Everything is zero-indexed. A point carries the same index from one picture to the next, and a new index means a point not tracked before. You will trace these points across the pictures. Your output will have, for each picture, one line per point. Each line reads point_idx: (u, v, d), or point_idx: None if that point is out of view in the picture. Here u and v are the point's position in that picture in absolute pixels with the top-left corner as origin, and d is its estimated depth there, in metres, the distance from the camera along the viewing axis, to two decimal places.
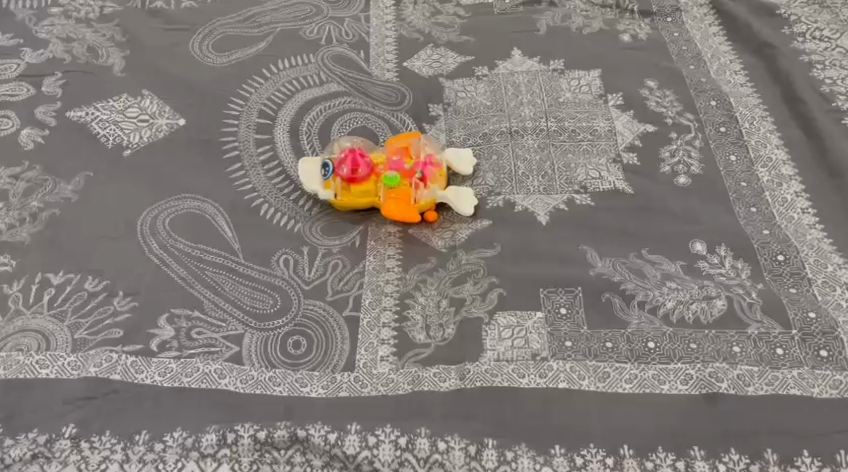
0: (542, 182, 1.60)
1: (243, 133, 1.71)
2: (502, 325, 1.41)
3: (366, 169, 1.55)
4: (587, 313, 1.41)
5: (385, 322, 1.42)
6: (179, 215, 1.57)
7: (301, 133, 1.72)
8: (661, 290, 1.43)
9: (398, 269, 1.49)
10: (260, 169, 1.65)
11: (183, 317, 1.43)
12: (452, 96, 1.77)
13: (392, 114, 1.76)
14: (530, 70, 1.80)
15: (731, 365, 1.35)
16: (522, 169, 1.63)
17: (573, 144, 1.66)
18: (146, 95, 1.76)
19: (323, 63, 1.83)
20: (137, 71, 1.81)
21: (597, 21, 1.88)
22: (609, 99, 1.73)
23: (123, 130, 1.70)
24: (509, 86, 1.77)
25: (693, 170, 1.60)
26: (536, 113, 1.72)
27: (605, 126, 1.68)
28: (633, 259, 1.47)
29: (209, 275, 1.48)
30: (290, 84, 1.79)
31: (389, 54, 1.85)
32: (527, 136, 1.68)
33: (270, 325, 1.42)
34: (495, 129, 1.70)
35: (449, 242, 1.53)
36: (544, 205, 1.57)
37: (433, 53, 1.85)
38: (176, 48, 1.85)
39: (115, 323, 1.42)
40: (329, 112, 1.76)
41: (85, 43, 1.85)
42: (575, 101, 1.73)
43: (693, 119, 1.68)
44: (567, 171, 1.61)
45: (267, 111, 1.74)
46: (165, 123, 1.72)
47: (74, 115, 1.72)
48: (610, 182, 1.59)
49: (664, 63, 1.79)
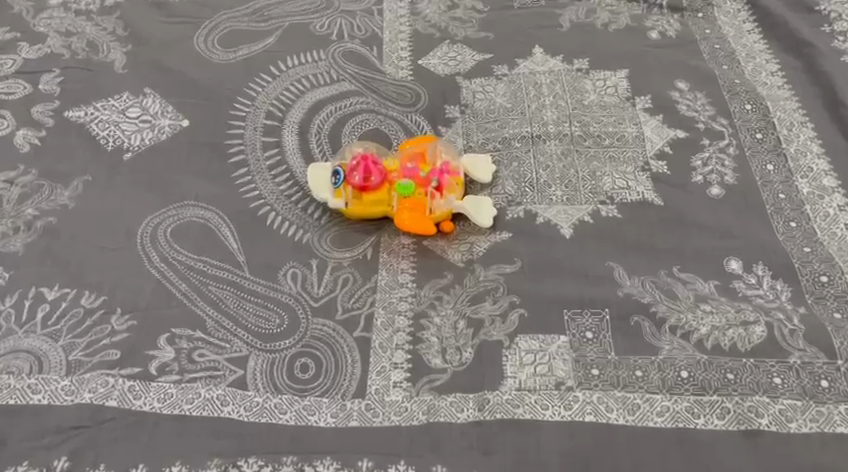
0: (566, 192, 1.52)
1: (250, 136, 1.62)
2: (524, 349, 1.31)
3: (379, 177, 1.48)
4: (614, 338, 1.31)
5: (399, 344, 1.34)
6: (182, 224, 1.49)
7: (310, 135, 1.63)
8: (695, 314, 1.33)
9: (412, 285, 1.41)
10: (267, 175, 1.57)
11: (185, 338, 1.34)
12: (470, 96, 1.69)
13: (406, 116, 1.67)
14: (552, 69, 1.71)
15: (772, 398, 1.26)
16: (544, 177, 1.55)
17: (598, 150, 1.57)
18: (149, 94, 1.67)
19: (334, 61, 1.75)
20: (139, 67, 1.72)
21: (624, 17, 1.80)
22: (636, 102, 1.64)
23: (123, 132, 1.61)
24: (530, 86, 1.68)
25: (727, 180, 1.51)
26: (559, 116, 1.63)
27: (633, 131, 1.59)
28: (663, 277, 1.38)
29: (213, 290, 1.40)
30: (299, 83, 1.71)
31: (404, 51, 1.77)
32: (549, 141, 1.59)
33: (277, 346, 1.34)
34: (515, 134, 1.61)
35: (465, 256, 1.45)
36: (567, 216, 1.49)
37: (450, 50, 1.77)
38: (180, 43, 1.77)
39: (112, 344, 1.34)
40: (340, 113, 1.67)
41: (85, 38, 1.76)
42: (600, 104, 1.64)
43: (727, 124, 1.59)
44: (593, 180, 1.53)
45: (275, 112, 1.66)
46: (167, 123, 1.63)
47: (72, 115, 1.63)
48: (639, 193, 1.51)
49: (695, 62, 1.71)
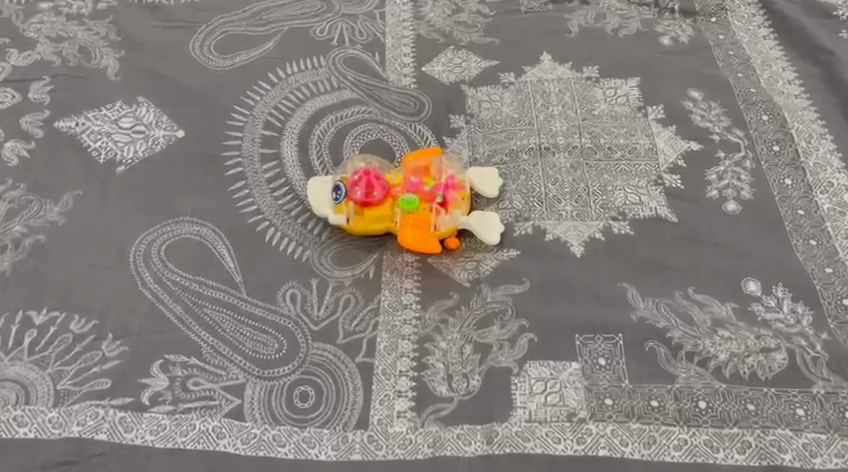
0: (576, 207, 1.47)
1: (247, 147, 1.56)
2: (534, 377, 1.26)
3: (381, 193, 1.44)
4: (628, 364, 1.26)
5: (403, 370, 1.28)
6: (177, 241, 1.43)
7: (310, 146, 1.57)
8: (713, 340, 1.27)
9: (416, 307, 1.36)
10: (265, 188, 1.51)
11: (179, 365, 1.29)
12: (475, 105, 1.63)
13: (410, 125, 1.61)
14: (561, 77, 1.65)
15: (795, 432, 1.20)
16: (553, 191, 1.49)
17: (609, 163, 1.52)
18: (143, 103, 1.61)
19: (335, 68, 1.69)
20: (133, 74, 1.66)
21: (635, 22, 1.75)
22: (648, 112, 1.58)
23: (116, 144, 1.55)
24: (538, 95, 1.62)
25: (743, 195, 1.45)
26: (568, 127, 1.57)
27: (645, 143, 1.54)
28: (678, 299, 1.32)
29: (208, 313, 1.34)
30: (298, 91, 1.65)
31: (407, 57, 1.71)
32: (558, 154, 1.54)
33: (275, 373, 1.28)
34: (522, 145, 1.56)
35: (471, 275, 1.40)
36: (578, 233, 1.43)
37: (455, 56, 1.71)
38: (175, 49, 1.71)
39: (103, 372, 1.28)
40: (341, 123, 1.61)
41: (76, 43, 1.70)
42: (611, 114, 1.58)
43: (743, 136, 1.54)
44: (604, 195, 1.48)
45: (274, 122, 1.60)
46: (162, 134, 1.57)
47: (63, 125, 1.57)
48: (652, 208, 1.45)
49: (708, 70, 1.65)
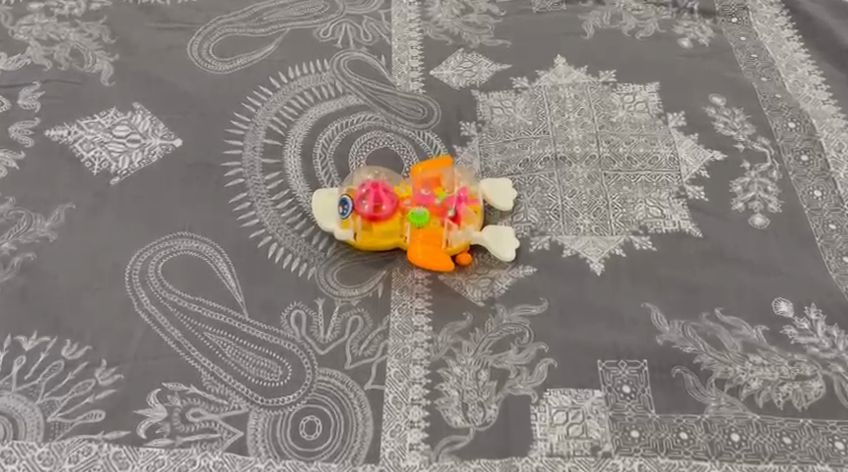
0: (594, 220, 1.40)
1: (248, 157, 1.49)
2: (554, 406, 1.19)
3: (390, 205, 1.36)
4: (654, 392, 1.20)
5: (415, 399, 1.21)
6: (175, 259, 1.35)
7: (314, 155, 1.50)
8: (744, 367, 1.21)
9: (428, 329, 1.29)
10: (268, 201, 1.44)
11: (177, 394, 1.22)
12: (487, 111, 1.55)
13: (418, 133, 1.54)
14: (577, 82, 1.57)
15: (835, 467, 1.14)
16: (570, 204, 1.42)
17: (629, 174, 1.45)
18: (138, 110, 1.54)
19: (339, 72, 1.62)
20: (127, 80, 1.58)
21: (652, 23, 1.67)
22: (668, 119, 1.51)
23: (110, 154, 1.47)
24: (553, 101, 1.55)
25: (771, 208, 1.38)
26: (585, 136, 1.50)
27: (666, 152, 1.46)
28: (705, 322, 1.26)
29: (208, 337, 1.27)
30: (301, 97, 1.57)
31: (415, 60, 1.64)
32: (575, 164, 1.46)
33: (279, 402, 1.21)
34: (537, 155, 1.48)
35: (485, 293, 1.33)
36: (597, 249, 1.36)
37: (464, 59, 1.63)
38: (172, 52, 1.63)
39: (96, 402, 1.21)
40: (347, 131, 1.53)
41: (68, 46, 1.62)
42: (630, 121, 1.51)
43: (769, 144, 1.47)
44: (624, 208, 1.41)
45: (276, 129, 1.52)
46: (158, 143, 1.49)
47: (54, 134, 1.49)
48: (674, 222, 1.38)
49: (731, 74, 1.58)
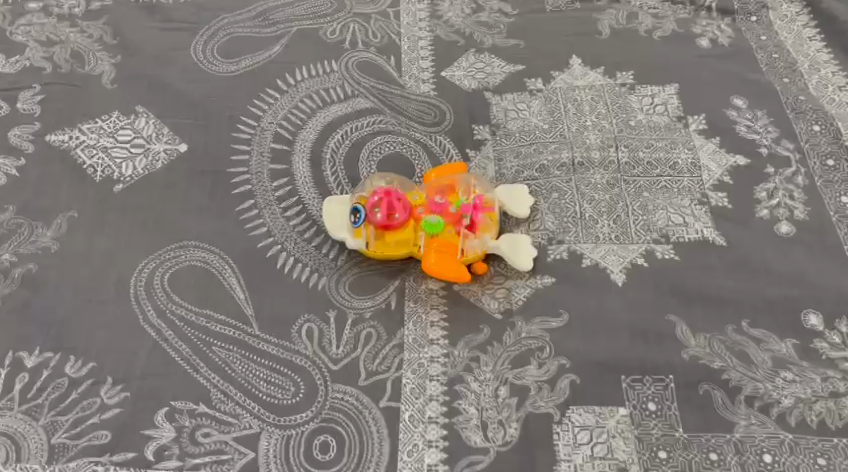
0: (614, 228, 1.36)
1: (256, 163, 1.44)
2: (579, 425, 1.19)
3: (404, 213, 1.31)
4: (681, 411, 1.19)
5: (432, 417, 1.19)
6: (181, 269, 1.31)
7: (324, 160, 1.45)
8: (775, 383, 1.21)
9: (444, 343, 1.25)
10: (276, 208, 1.39)
11: (186, 413, 1.20)
12: (500, 114, 1.51)
13: (430, 137, 1.49)
14: (593, 84, 1.53)
15: None
16: (589, 211, 1.38)
17: (649, 180, 1.40)
18: (141, 114, 1.49)
19: (348, 73, 1.57)
20: (129, 82, 1.53)
21: (670, 22, 1.62)
22: (689, 122, 1.47)
23: (113, 160, 1.42)
24: (569, 103, 1.50)
25: (797, 215, 1.35)
26: (603, 140, 1.45)
27: (687, 158, 1.42)
28: (732, 335, 1.24)
29: (217, 353, 1.24)
30: (309, 99, 1.53)
31: (425, 61, 1.59)
32: (593, 170, 1.42)
33: (292, 421, 1.19)
34: (553, 161, 1.44)
35: (502, 305, 1.29)
36: (618, 258, 1.33)
37: (476, 60, 1.58)
38: (175, 53, 1.58)
39: (101, 423, 1.19)
40: (356, 135, 1.49)
41: (69, 47, 1.57)
42: (649, 124, 1.46)
43: (793, 148, 1.43)
44: (645, 215, 1.37)
45: (284, 133, 1.48)
46: (163, 148, 1.44)
47: (55, 139, 1.44)
48: (697, 230, 1.35)
49: (752, 75, 1.54)
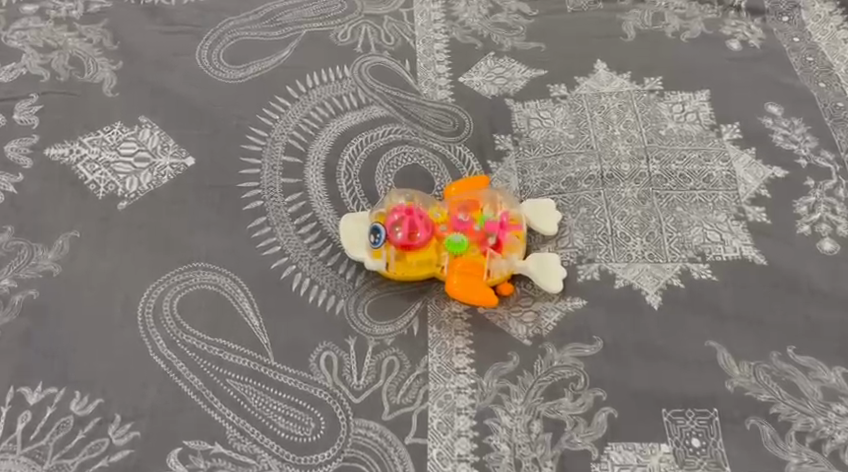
0: (647, 246, 1.29)
1: (267, 176, 1.36)
2: (619, 463, 1.12)
3: (426, 233, 1.24)
4: (728, 447, 1.12)
5: (462, 454, 1.13)
6: (192, 293, 1.24)
7: (338, 173, 1.37)
8: (827, 418, 1.15)
9: (471, 372, 1.19)
10: (289, 225, 1.32)
11: (200, 454, 1.13)
12: (523, 122, 1.43)
13: (450, 147, 1.41)
14: (621, 90, 1.45)
15: None
16: (620, 227, 1.31)
17: (682, 194, 1.34)
18: (145, 124, 1.41)
19: (361, 78, 1.48)
20: (131, 90, 1.45)
21: (697, 23, 1.54)
22: (723, 131, 1.40)
23: (116, 175, 1.34)
24: (595, 111, 1.43)
25: (840, 231, 1.29)
26: (633, 151, 1.38)
27: (721, 170, 1.36)
28: (778, 363, 1.18)
29: (232, 386, 1.17)
30: (321, 108, 1.44)
31: (441, 65, 1.51)
32: (623, 183, 1.35)
33: (313, 461, 1.13)
34: (581, 173, 1.37)
35: (531, 330, 1.22)
36: (652, 279, 1.26)
37: (495, 64, 1.51)
38: (179, 59, 1.49)
39: (111, 465, 1.12)
40: (372, 146, 1.40)
41: (67, 54, 1.49)
42: (681, 134, 1.40)
43: (833, 159, 1.37)
44: (679, 231, 1.30)
45: (296, 145, 1.40)
46: (168, 162, 1.36)
47: (55, 153, 1.36)
48: (735, 248, 1.28)
49: (787, 80, 1.46)
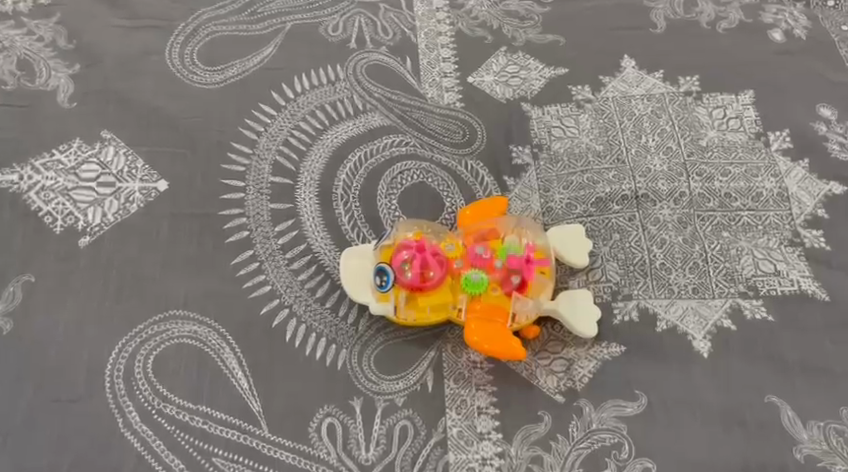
0: (692, 279, 1.14)
1: (252, 202, 1.17)
2: None
3: (440, 271, 1.07)
4: None
5: None
6: (168, 351, 1.08)
7: (335, 196, 1.18)
8: None
9: (498, 438, 1.06)
10: (280, 259, 1.14)
11: None
12: (544, 132, 1.24)
13: (459, 161, 1.21)
14: (652, 92, 1.27)
15: None
16: (660, 257, 1.15)
17: (728, 216, 1.18)
18: (108, 140, 1.20)
19: (356, 80, 1.27)
20: (92, 99, 1.22)
21: (735, 10, 1.34)
22: (770, 140, 1.23)
23: (76, 205, 1.16)
24: (624, 116, 1.25)
25: None
26: (671, 166, 1.21)
27: (772, 187, 1.20)
28: None
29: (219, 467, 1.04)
30: (313, 116, 1.23)
31: (447, 63, 1.29)
32: (661, 204, 1.19)
33: None
34: (613, 193, 1.19)
35: (563, 383, 1.09)
36: (699, 320, 1.12)
37: (508, 62, 1.29)
38: (147, 60, 1.26)
39: None
40: (372, 162, 1.21)
41: (13, 55, 1.25)
42: (724, 145, 1.23)
43: None
44: (727, 261, 1.15)
45: (285, 163, 1.20)
46: (137, 187, 1.17)
47: (2, 180, 1.16)
48: (792, 281, 1.14)
49: (838, 77, 1.29)
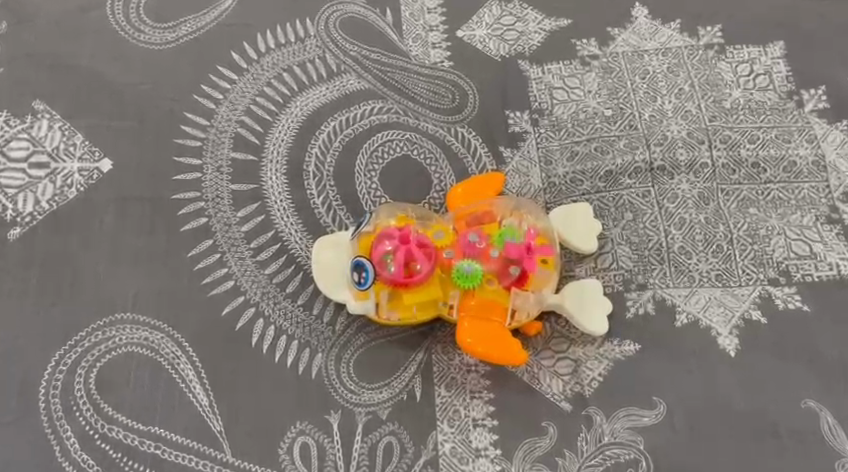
0: (715, 264, 1.00)
1: (211, 183, 1.02)
2: None
3: (428, 263, 0.92)
4: None
5: None
6: (115, 363, 0.94)
7: (306, 174, 1.03)
8: None
9: (496, 455, 0.93)
10: (244, 249, 0.99)
11: None
12: (544, 95, 1.08)
13: (448, 130, 1.06)
14: (668, 46, 1.11)
15: None
16: (678, 240, 1.01)
17: (756, 189, 1.03)
18: (40, 113, 1.04)
19: (329, 36, 1.10)
20: (21, 64, 1.06)
21: None
22: (804, 100, 1.08)
23: (4, 191, 1.00)
24: (636, 75, 1.09)
25: None
26: (690, 132, 1.06)
27: (806, 154, 1.05)
28: None
29: None
30: (280, 80, 1.07)
31: (433, 14, 1.12)
32: (679, 177, 1.04)
33: None
34: (624, 165, 1.04)
35: (570, 387, 0.95)
36: (724, 313, 0.98)
37: (503, 12, 1.12)
38: (85, 17, 1.09)
39: None
40: (348, 133, 1.05)
41: None
42: (750, 107, 1.07)
43: None
44: (756, 243, 1.01)
45: (248, 136, 1.04)
46: (75, 168, 1.02)
47: None
48: (830, 264, 1.00)
49: None
